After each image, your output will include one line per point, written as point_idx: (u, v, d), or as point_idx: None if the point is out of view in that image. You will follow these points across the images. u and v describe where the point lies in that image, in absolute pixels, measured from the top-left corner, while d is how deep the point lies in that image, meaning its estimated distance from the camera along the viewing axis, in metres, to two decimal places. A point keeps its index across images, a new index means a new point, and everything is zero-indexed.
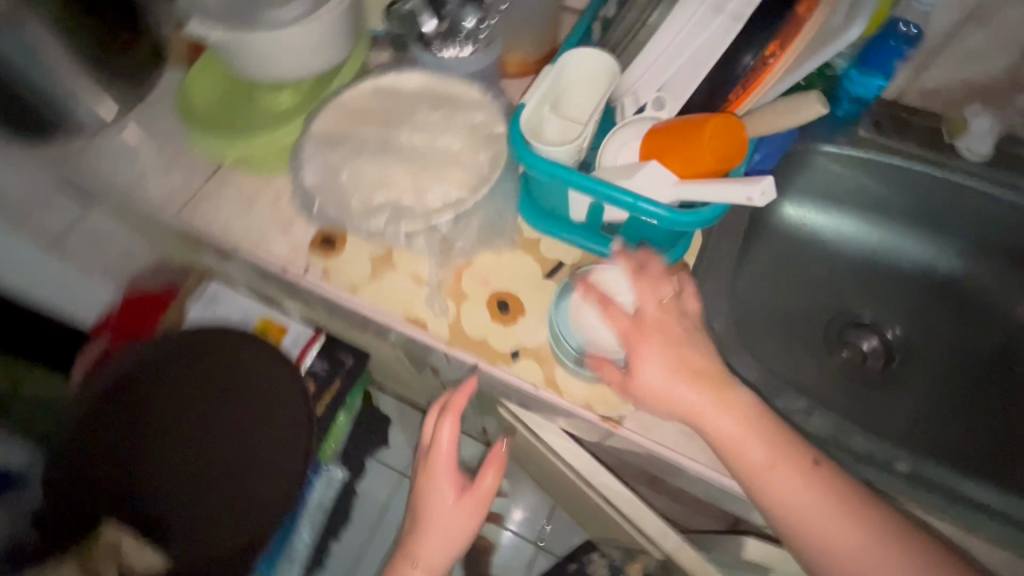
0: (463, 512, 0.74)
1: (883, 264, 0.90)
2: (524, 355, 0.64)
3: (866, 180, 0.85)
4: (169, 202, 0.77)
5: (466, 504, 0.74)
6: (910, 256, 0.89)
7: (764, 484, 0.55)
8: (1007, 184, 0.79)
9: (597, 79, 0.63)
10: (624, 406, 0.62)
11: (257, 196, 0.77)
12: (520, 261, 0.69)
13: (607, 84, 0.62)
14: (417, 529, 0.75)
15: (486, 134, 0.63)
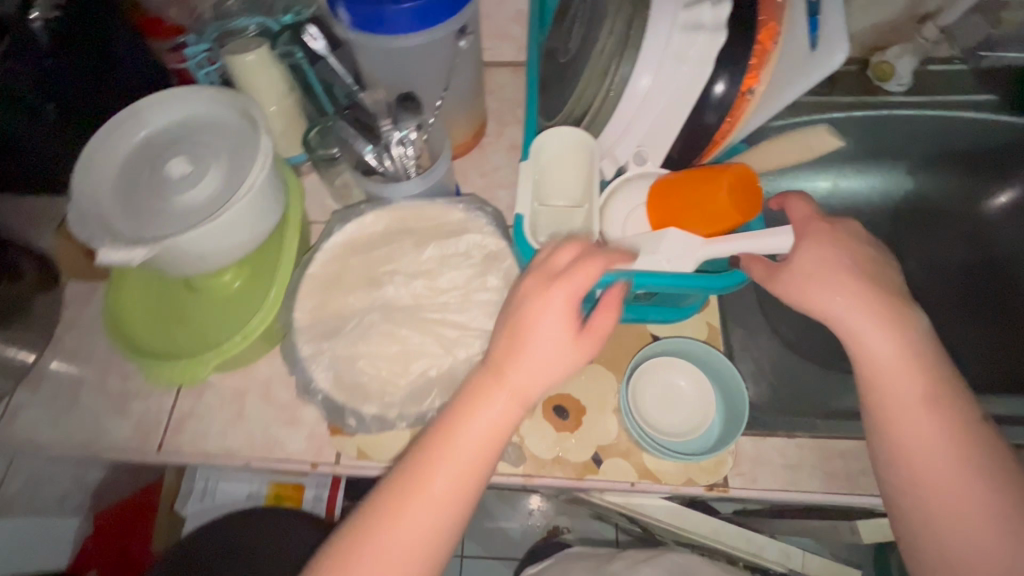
0: (563, 354, 0.45)
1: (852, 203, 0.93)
2: (606, 455, 0.61)
3: None
4: (142, 440, 0.65)
5: (597, 326, 0.47)
6: (871, 188, 0.92)
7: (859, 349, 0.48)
8: (938, 104, 0.84)
9: (571, 154, 0.61)
10: (721, 469, 0.60)
11: (244, 393, 0.66)
12: None
13: (586, 159, 0.60)
14: (431, 439, 0.45)
15: (487, 257, 0.58)
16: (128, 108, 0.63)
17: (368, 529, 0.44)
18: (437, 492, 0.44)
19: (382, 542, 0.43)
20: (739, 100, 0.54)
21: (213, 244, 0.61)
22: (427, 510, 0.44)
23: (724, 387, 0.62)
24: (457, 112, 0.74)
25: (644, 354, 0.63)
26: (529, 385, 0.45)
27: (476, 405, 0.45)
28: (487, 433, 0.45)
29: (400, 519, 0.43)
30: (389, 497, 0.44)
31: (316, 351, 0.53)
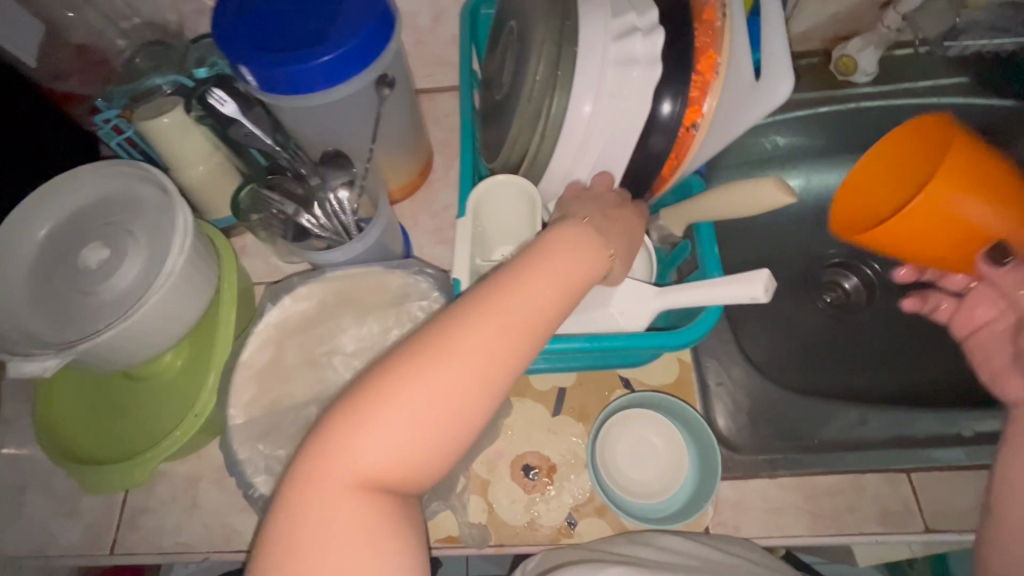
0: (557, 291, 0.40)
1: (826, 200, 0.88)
2: (580, 516, 0.58)
3: (781, 136, 0.83)
4: (96, 542, 0.62)
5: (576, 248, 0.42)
6: None
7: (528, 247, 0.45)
8: (904, 92, 0.79)
9: (514, 204, 0.56)
10: (702, 519, 0.57)
11: (198, 481, 0.63)
12: (523, 413, 0.62)
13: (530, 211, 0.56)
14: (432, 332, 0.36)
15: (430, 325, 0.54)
16: (35, 197, 0.59)
17: (349, 438, 0.35)
18: (446, 365, 0.35)
19: (366, 436, 0.34)
20: (684, 135, 0.49)
21: (141, 335, 0.57)
22: (411, 419, 0.35)
23: (697, 438, 0.58)
24: (396, 156, 0.70)
25: (613, 407, 0.59)
26: (532, 310, 0.39)
27: (491, 301, 0.38)
28: (505, 321, 0.37)
29: (389, 415, 0.35)
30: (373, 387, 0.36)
31: (254, 451, 0.49)
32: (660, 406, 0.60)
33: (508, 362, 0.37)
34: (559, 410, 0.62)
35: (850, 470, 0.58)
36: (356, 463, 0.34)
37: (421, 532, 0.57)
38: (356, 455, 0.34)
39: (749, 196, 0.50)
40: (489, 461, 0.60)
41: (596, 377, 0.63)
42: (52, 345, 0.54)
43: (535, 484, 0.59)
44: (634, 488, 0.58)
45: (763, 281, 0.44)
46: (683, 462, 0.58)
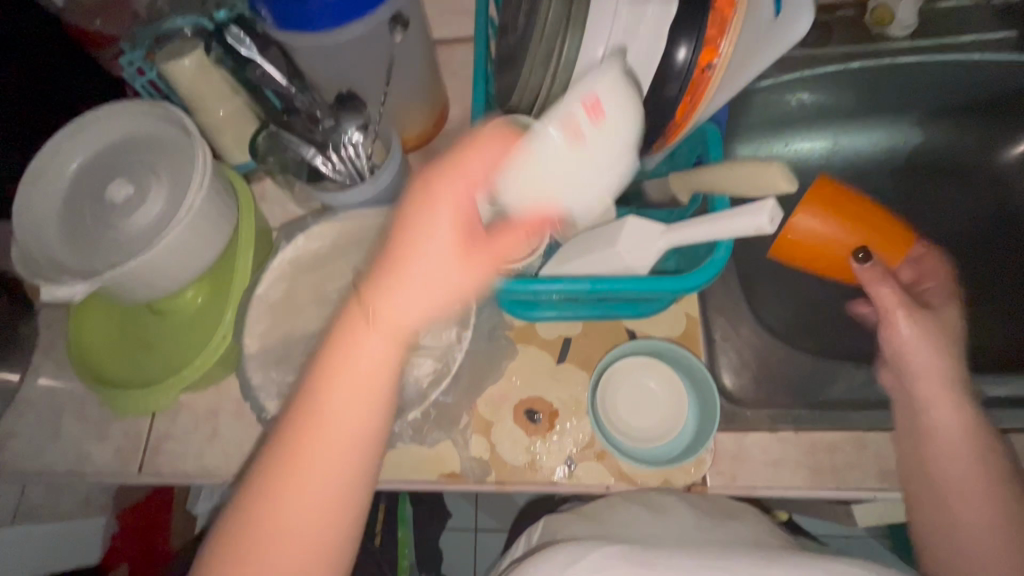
0: (451, 273, 0.40)
1: (852, 164, 0.86)
2: (579, 459, 0.59)
3: (808, 95, 0.80)
4: (124, 463, 0.66)
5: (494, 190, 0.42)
6: (873, 146, 0.85)
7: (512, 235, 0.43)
8: (946, 47, 0.75)
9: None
10: (701, 467, 0.57)
11: (218, 412, 0.66)
12: (527, 359, 0.63)
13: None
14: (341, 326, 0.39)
15: None
16: (63, 134, 0.61)
17: (283, 478, 0.37)
18: (359, 360, 0.38)
19: (302, 471, 0.37)
20: (698, 77, 0.48)
21: (163, 269, 0.59)
22: (346, 435, 0.38)
23: (698, 387, 0.58)
24: (410, 103, 0.70)
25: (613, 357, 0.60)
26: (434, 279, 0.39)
27: (394, 278, 0.39)
28: (417, 300, 0.39)
29: (322, 436, 0.38)
30: (304, 411, 0.38)
31: (267, 379, 0.52)
32: (661, 356, 0.61)
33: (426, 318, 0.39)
34: (563, 358, 0.63)
35: (853, 428, 0.58)
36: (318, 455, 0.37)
37: (424, 467, 0.59)
38: (295, 487, 0.37)
39: (745, 178, 0.45)
40: (492, 404, 0.61)
41: (602, 328, 0.64)
42: (82, 275, 0.57)
43: (536, 429, 0.60)
44: (633, 435, 0.59)
45: (770, 211, 0.43)
46: (683, 406, 0.59)
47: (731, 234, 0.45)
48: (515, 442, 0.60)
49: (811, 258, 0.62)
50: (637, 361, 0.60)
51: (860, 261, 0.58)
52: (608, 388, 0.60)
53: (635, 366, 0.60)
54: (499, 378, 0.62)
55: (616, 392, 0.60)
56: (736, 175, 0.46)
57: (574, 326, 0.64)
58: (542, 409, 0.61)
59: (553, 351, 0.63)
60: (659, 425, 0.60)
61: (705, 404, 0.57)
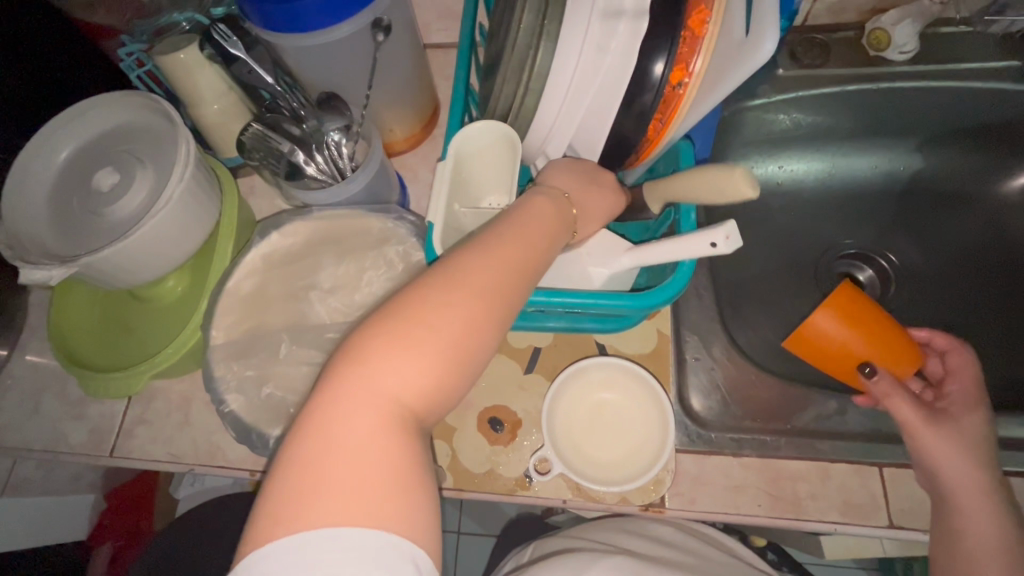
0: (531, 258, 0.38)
1: (846, 187, 0.84)
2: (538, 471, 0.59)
3: (803, 115, 0.79)
4: (97, 445, 0.68)
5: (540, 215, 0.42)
6: (870, 169, 0.83)
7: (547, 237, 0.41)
8: (946, 72, 0.74)
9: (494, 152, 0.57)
10: (660, 489, 0.56)
11: (191, 400, 0.68)
12: (495, 367, 0.63)
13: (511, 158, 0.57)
14: (407, 296, 0.34)
15: (405, 268, 0.55)
16: (55, 121, 0.62)
17: (344, 381, 0.31)
18: (438, 316, 0.33)
19: (373, 366, 0.31)
20: (670, 94, 0.48)
21: (141, 258, 0.61)
22: (427, 351, 0.32)
23: (657, 409, 0.57)
24: (397, 106, 0.70)
25: (573, 377, 0.59)
26: (523, 251, 0.38)
27: (462, 262, 0.35)
28: (491, 262, 0.36)
29: (394, 355, 0.32)
30: (360, 350, 0.32)
31: (227, 371, 0.52)
32: (622, 377, 0.59)
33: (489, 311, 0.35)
34: (529, 367, 0.63)
35: (819, 458, 0.56)
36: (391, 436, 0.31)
37: None
38: (363, 384, 0.31)
39: (709, 186, 0.45)
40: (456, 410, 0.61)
41: (572, 341, 0.63)
42: (62, 259, 0.58)
43: (497, 437, 0.60)
44: (595, 457, 0.58)
45: (725, 227, 0.42)
46: (646, 419, 0.58)
47: (687, 255, 0.45)
48: (476, 450, 0.60)
49: (820, 356, 0.56)
50: (597, 379, 0.59)
51: (867, 373, 0.54)
52: (566, 408, 0.59)
53: (596, 385, 0.59)
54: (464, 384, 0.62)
55: (576, 412, 0.59)
56: (701, 182, 0.46)
57: (543, 336, 0.64)
58: (505, 417, 0.61)
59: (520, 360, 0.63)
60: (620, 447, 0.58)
61: (663, 427, 0.56)
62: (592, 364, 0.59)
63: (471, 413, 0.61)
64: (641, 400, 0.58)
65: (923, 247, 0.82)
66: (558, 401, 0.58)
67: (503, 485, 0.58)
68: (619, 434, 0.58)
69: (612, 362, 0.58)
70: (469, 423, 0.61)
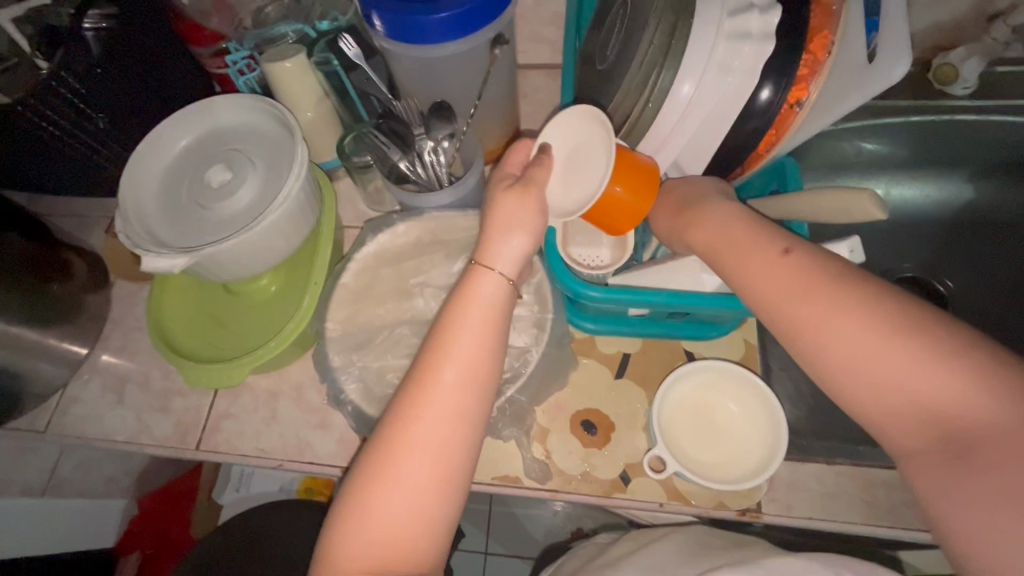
0: (522, 220, 0.46)
1: (902, 213, 0.87)
2: (634, 473, 0.59)
3: (868, 143, 0.83)
4: (182, 438, 0.68)
5: (519, 203, 0.47)
6: (925, 197, 0.87)
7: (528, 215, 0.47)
8: (1002, 107, 0.79)
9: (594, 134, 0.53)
10: (756, 494, 0.58)
11: (277, 396, 0.68)
12: (587, 370, 0.64)
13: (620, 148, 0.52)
14: (410, 392, 0.42)
15: None
16: (172, 121, 0.65)
17: (375, 468, 0.40)
18: (437, 408, 0.41)
19: (397, 458, 0.40)
20: (785, 112, 0.51)
21: (252, 252, 0.62)
22: (428, 431, 0.41)
23: (764, 411, 0.58)
24: (491, 119, 0.74)
25: (676, 378, 0.60)
26: (487, 313, 0.44)
27: (448, 335, 0.43)
28: (463, 351, 0.42)
29: (410, 448, 0.40)
30: (389, 436, 0.41)
31: (346, 361, 0.54)
32: (724, 380, 0.60)
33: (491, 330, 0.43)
34: (621, 371, 0.64)
35: None
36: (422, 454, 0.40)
37: (480, 465, 0.60)
38: (391, 472, 0.40)
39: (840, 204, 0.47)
40: (549, 411, 0.62)
41: (662, 346, 0.65)
42: (178, 248, 0.60)
43: (593, 439, 0.61)
44: (700, 460, 0.58)
45: None
46: (749, 421, 0.59)
47: None
48: (571, 450, 0.61)
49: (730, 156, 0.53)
50: (701, 381, 0.61)
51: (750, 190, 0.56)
52: (670, 408, 0.60)
53: (698, 386, 0.61)
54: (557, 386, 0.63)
55: (679, 413, 0.60)
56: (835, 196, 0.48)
57: (634, 342, 0.65)
58: (600, 419, 0.62)
59: (611, 364, 0.65)
60: (725, 451, 0.58)
61: (771, 430, 0.57)
62: (693, 367, 0.60)
63: (565, 414, 0.62)
64: (745, 403, 0.60)
65: (977, 274, 0.84)
66: (662, 401, 0.60)
67: (599, 487, 0.59)
68: (724, 437, 0.59)
69: (715, 364, 0.60)
70: (563, 424, 0.62)
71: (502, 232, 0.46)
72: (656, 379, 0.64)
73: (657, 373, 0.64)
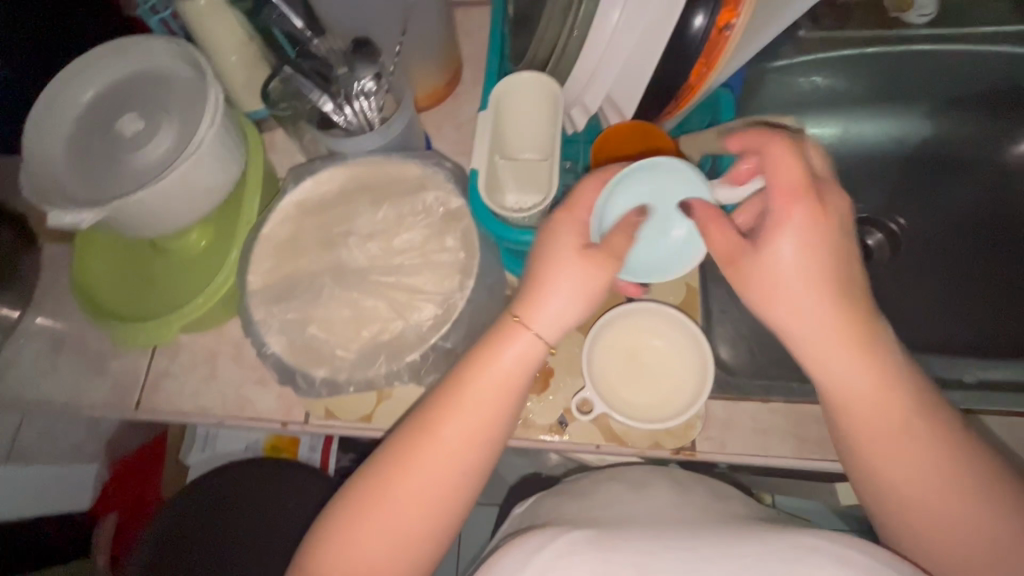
0: (573, 291, 0.45)
1: (860, 153, 0.85)
2: (572, 417, 0.60)
3: (822, 78, 0.80)
4: (121, 400, 0.67)
5: (572, 265, 0.45)
6: (884, 134, 0.84)
7: (559, 278, 0.44)
8: (961, 37, 0.76)
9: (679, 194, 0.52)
10: (692, 433, 0.58)
11: (217, 355, 0.67)
12: None
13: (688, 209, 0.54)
14: (420, 439, 0.43)
15: (445, 215, 0.55)
16: (77, 62, 0.61)
17: (366, 504, 0.42)
18: (439, 465, 0.42)
19: (388, 502, 0.41)
20: (715, 38, 0.48)
21: (171, 204, 0.59)
22: (428, 484, 0.42)
23: (694, 349, 0.58)
24: (425, 59, 0.70)
25: (608, 320, 0.60)
26: (508, 376, 0.44)
27: (468, 399, 0.43)
28: (476, 413, 0.43)
29: (404, 494, 0.42)
30: (385, 476, 0.42)
31: (268, 314, 0.52)
32: (658, 319, 0.60)
33: (507, 403, 0.44)
34: None
35: None
36: (415, 502, 0.41)
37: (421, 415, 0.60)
38: (384, 512, 0.41)
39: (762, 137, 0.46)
40: None
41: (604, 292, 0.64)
42: (88, 203, 0.57)
43: (532, 386, 0.61)
44: (630, 400, 0.59)
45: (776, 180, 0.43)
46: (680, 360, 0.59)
47: None
48: None
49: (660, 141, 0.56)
50: (633, 321, 0.61)
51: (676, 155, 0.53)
52: (603, 350, 0.60)
53: (634, 327, 0.61)
54: None
55: (612, 353, 0.60)
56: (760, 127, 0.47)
57: None
58: (538, 364, 0.62)
59: None
60: (656, 390, 0.59)
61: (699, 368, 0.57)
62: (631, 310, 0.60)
63: None
64: (677, 341, 0.60)
65: (931, 212, 0.83)
66: (594, 342, 0.59)
67: (538, 432, 0.59)
68: (655, 377, 0.59)
69: (647, 305, 0.60)
70: None
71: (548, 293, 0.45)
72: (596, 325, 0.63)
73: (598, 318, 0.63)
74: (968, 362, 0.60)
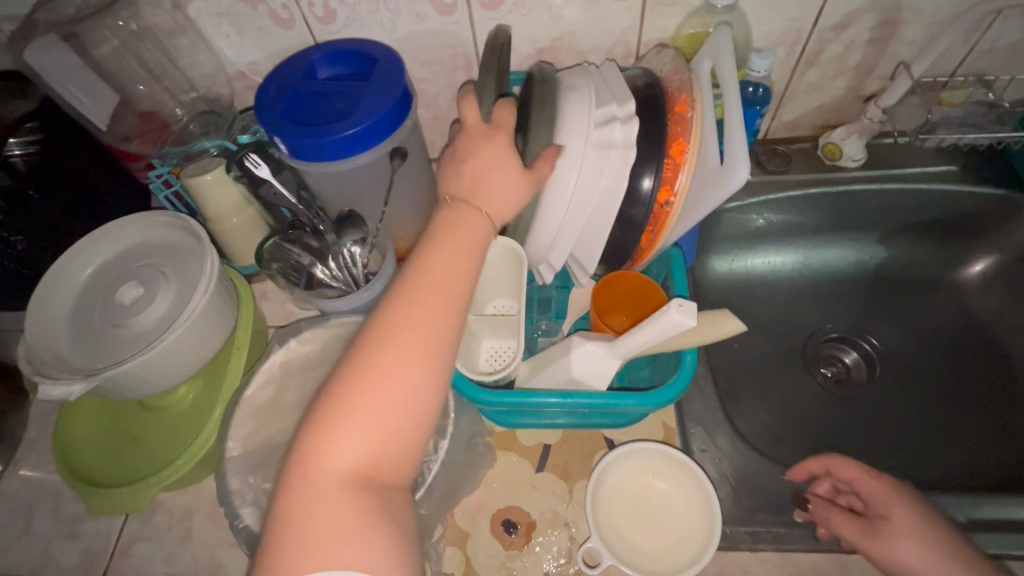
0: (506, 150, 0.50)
1: (821, 277, 0.89)
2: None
3: (774, 215, 0.85)
4: (88, 569, 0.64)
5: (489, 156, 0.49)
6: (842, 260, 0.89)
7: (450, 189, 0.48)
8: (892, 177, 0.82)
9: (652, 474, 0.57)
10: None
11: (194, 513, 0.66)
12: (507, 467, 0.63)
13: (677, 491, 0.56)
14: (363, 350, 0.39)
15: None
16: (93, 236, 0.67)
17: (340, 402, 0.37)
18: (392, 360, 0.38)
19: (344, 418, 0.37)
20: (658, 211, 0.54)
21: (159, 370, 0.62)
22: (387, 387, 0.37)
23: (690, 489, 0.56)
24: (406, 217, 0.76)
25: (621, 479, 0.57)
26: (451, 278, 0.42)
27: (411, 300, 0.40)
28: (434, 293, 0.41)
29: (363, 402, 0.37)
30: (338, 390, 0.38)
31: (244, 485, 0.52)
32: (654, 470, 0.57)
33: (451, 311, 0.41)
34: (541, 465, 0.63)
35: (835, 550, 0.57)
36: (361, 419, 0.36)
37: None
38: (347, 418, 0.37)
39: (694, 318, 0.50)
40: (468, 513, 0.60)
41: (581, 436, 0.64)
42: (80, 372, 0.59)
43: (513, 543, 0.58)
44: (653, 552, 0.54)
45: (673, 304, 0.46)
46: (685, 497, 0.56)
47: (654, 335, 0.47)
48: (491, 556, 0.58)
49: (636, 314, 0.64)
50: (636, 465, 0.58)
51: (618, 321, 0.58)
52: (625, 505, 0.56)
53: (639, 455, 0.57)
54: (475, 485, 0.62)
55: (632, 496, 0.57)
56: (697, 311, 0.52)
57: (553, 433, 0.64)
58: (518, 517, 0.60)
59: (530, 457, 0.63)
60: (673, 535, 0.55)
61: (700, 511, 0.54)
62: (642, 458, 0.57)
63: (485, 513, 0.60)
64: (677, 475, 0.56)
65: (899, 333, 0.85)
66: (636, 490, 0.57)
67: None
68: (665, 523, 0.55)
69: (649, 456, 0.57)
70: (480, 529, 0.59)
71: (480, 181, 0.48)
72: (576, 471, 0.62)
73: (577, 465, 0.63)
74: (950, 500, 0.63)
